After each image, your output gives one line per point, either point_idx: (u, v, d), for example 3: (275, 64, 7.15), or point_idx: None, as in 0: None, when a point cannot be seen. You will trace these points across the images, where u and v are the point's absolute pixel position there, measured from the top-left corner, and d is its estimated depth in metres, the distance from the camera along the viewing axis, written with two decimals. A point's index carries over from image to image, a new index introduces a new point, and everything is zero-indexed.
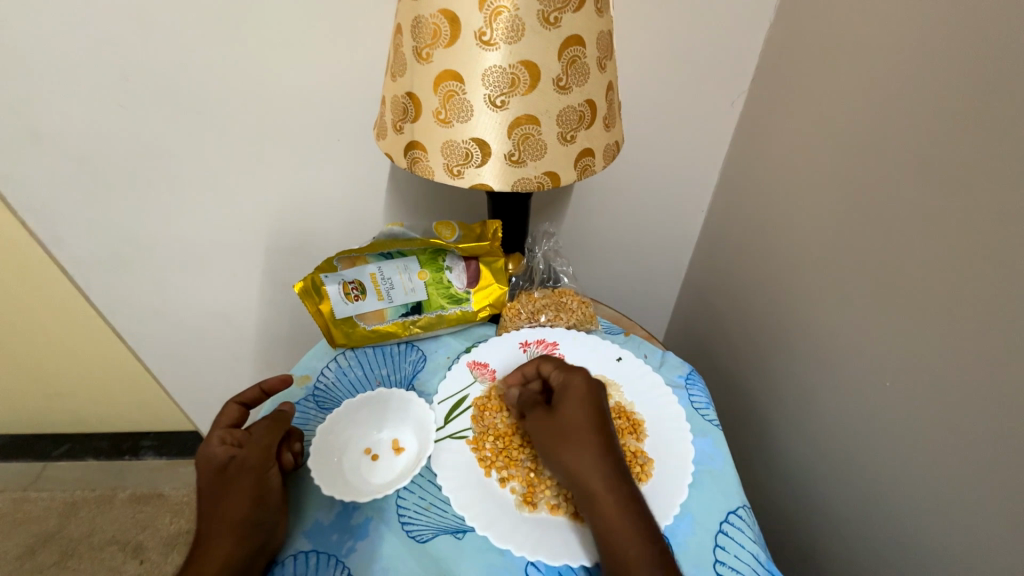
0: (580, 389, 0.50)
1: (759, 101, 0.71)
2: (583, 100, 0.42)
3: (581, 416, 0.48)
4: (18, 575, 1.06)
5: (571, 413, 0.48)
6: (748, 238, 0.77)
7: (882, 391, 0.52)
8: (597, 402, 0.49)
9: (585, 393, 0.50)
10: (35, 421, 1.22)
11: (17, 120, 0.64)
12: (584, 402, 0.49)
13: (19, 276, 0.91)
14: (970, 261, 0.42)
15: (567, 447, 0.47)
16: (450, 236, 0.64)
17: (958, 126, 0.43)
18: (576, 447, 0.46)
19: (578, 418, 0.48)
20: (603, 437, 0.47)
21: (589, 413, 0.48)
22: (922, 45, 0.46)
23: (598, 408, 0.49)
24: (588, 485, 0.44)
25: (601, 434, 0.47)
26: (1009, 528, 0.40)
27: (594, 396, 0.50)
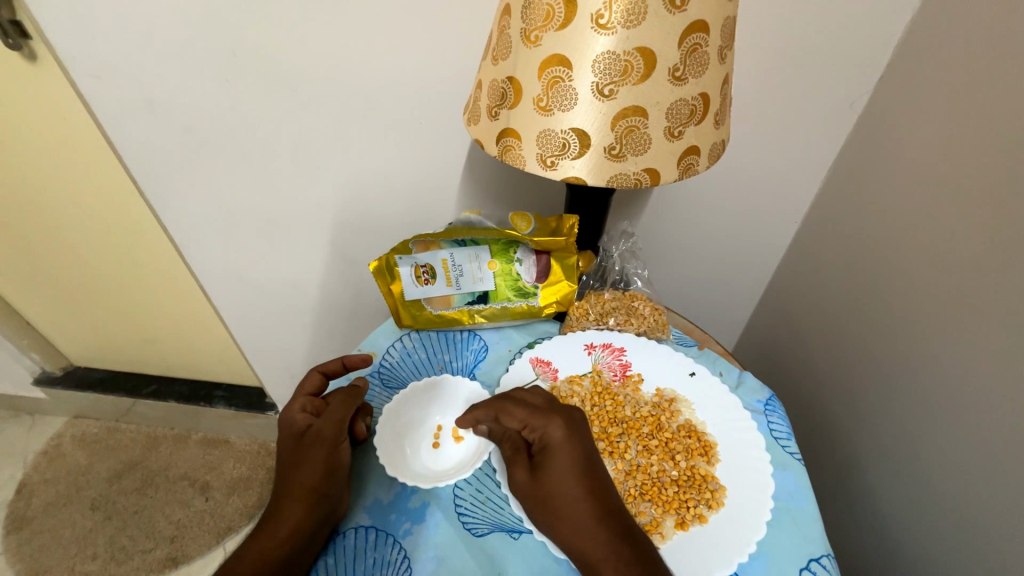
0: (558, 444, 0.46)
1: (883, 102, 0.63)
2: (697, 93, 0.39)
3: (565, 474, 0.44)
4: (108, 494, 1.20)
5: (554, 473, 0.44)
6: (850, 256, 0.69)
7: (1016, 452, 0.45)
8: (580, 457, 0.45)
9: (560, 447, 0.45)
10: (129, 361, 1.37)
11: (138, 90, 0.69)
12: (562, 458, 0.45)
13: (126, 231, 1.01)
14: None
15: (559, 514, 0.43)
16: (525, 228, 0.62)
17: None
18: (567, 511, 0.43)
19: (562, 477, 0.44)
20: (590, 497, 0.43)
21: (574, 470, 0.44)
22: None
23: (582, 462, 0.45)
24: (586, 551, 0.42)
25: (583, 492, 0.44)
26: None
27: (575, 449, 0.46)
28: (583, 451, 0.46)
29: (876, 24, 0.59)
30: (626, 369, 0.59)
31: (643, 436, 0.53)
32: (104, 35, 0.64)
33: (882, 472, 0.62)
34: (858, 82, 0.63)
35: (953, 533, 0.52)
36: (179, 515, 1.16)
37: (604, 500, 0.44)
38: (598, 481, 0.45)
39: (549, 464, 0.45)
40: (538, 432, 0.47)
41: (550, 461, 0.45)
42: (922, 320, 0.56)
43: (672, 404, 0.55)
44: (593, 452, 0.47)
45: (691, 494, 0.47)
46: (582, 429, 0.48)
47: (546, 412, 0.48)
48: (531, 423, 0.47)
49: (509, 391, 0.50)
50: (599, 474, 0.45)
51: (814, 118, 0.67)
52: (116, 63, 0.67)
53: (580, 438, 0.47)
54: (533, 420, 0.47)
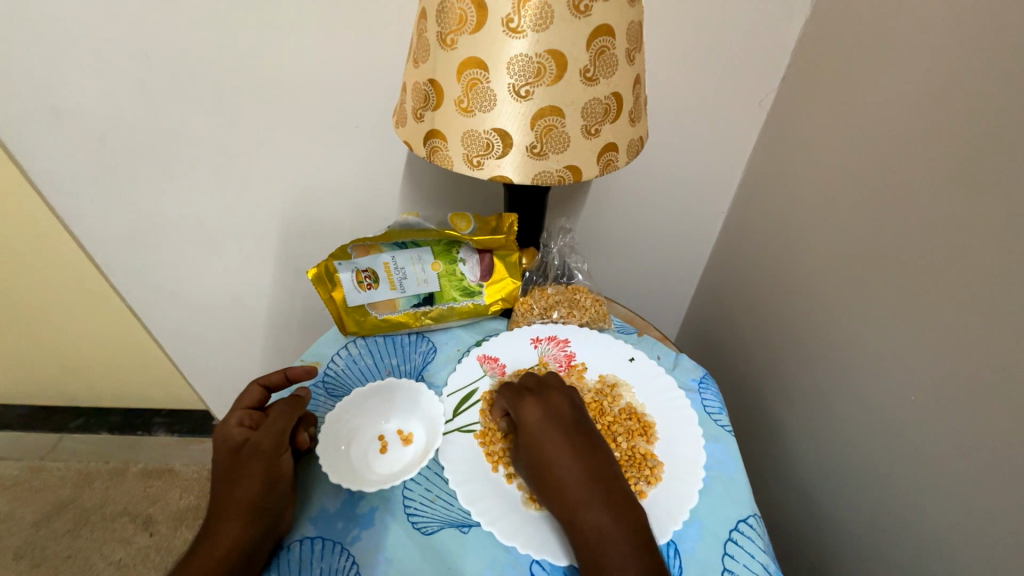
0: (530, 423, 0.49)
1: (787, 100, 0.69)
2: (609, 93, 0.41)
3: (546, 440, 0.48)
4: (34, 541, 1.09)
5: (528, 448, 0.48)
6: (769, 242, 0.75)
7: (908, 406, 0.51)
8: (552, 434, 0.48)
9: (531, 426, 0.49)
10: (52, 391, 1.25)
11: (40, 97, 0.64)
12: (534, 434, 0.48)
13: (38, 251, 0.93)
14: (1002, 278, 0.41)
15: (540, 484, 0.46)
16: (466, 227, 0.63)
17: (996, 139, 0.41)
18: (549, 471, 0.46)
19: (537, 452, 0.47)
20: (562, 469, 0.46)
21: (545, 446, 0.47)
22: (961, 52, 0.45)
23: (553, 439, 0.48)
24: (569, 507, 0.44)
25: (557, 465, 0.46)
26: None
27: (546, 428, 0.49)
28: (562, 427, 0.49)
29: (778, 28, 0.64)
30: (570, 359, 0.61)
31: None
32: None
33: (804, 437, 0.68)
34: (765, 82, 0.69)
35: (863, 485, 0.58)
36: (120, 555, 1.07)
37: (588, 460, 0.47)
38: (575, 454, 0.47)
39: (523, 441, 0.49)
40: (515, 413, 0.51)
41: (525, 438, 0.49)
42: (829, 295, 0.62)
43: (613, 389, 0.58)
44: (569, 428, 0.49)
45: (632, 472, 0.50)
46: (558, 409, 0.50)
47: (521, 396, 0.52)
48: (514, 402, 0.51)
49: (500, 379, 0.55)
50: (579, 447, 0.48)
51: (732, 115, 0.72)
52: (12, 69, 0.61)
53: (563, 415, 0.50)
54: (511, 402, 0.52)
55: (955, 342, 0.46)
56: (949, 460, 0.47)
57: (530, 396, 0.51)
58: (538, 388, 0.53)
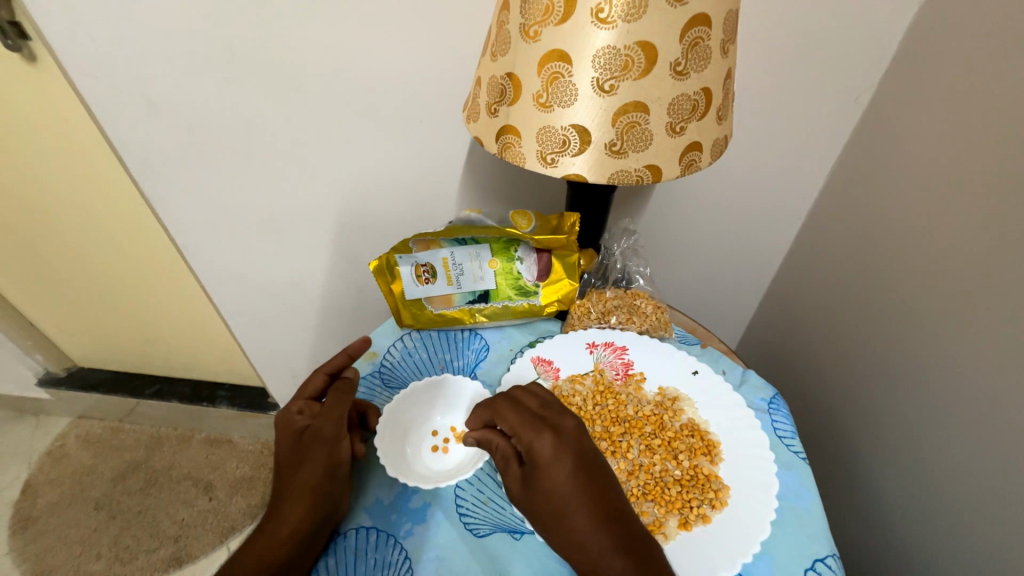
0: (547, 460, 0.43)
1: (887, 99, 0.62)
2: (699, 88, 0.38)
3: (559, 481, 0.43)
4: (112, 495, 1.20)
5: (547, 487, 0.43)
6: (854, 253, 0.68)
7: (1022, 451, 0.45)
8: (574, 472, 0.43)
9: (552, 463, 0.43)
10: (132, 360, 1.37)
11: (137, 90, 0.69)
12: (556, 473, 0.43)
13: (128, 232, 1.01)
14: None
15: (559, 526, 0.42)
16: (526, 226, 0.62)
17: None
18: (565, 515, 0.42)
19: (556, 492, 0.42)
20: (586, 509, 0.42)
21: (568, 486, 0.42)
22: None
23: (575, 479, 0.43)
24: (589, 556, 0.41)
25: (583, 507, 0.42)
26: None
27: (566, 466, 0.43)
28: (584, 463, 0.44)
29: (883, 17, 0.58)
30: (628, 367, 0.59)
31: (645, 436, 0.52)
32: (103, 37, 0.64)
33: (885, 471, 0.62)
34: (863, 78, 0.63)
35: (957, 532, 0.52)
36: (183, 514, 1.16)
37: (605, 502, 0.42)
38: (598, 494, 0.43)
39: (540, 479, 0.43)
40: (526, 446, 0.45)
41: (543, 476, 0.43)
42: (927, 317, 0.56)
43: (674, 403, 0.55)
44: (589, 464, 0.44)
45: (694, 494, 0.47)
46: (575, 441, 0.45)
47: (534, 426, 0.45)
48: (521, 435, 0.45)
49: (499, 402, 0.48)
50: (602, 488, 0.43)
51: (819, 114, 0.66)
52: (116, 65, 0.67)
53: (582, 450, 0.45)
54: (522, 434, 0.45)
55: None
56: None
57: (544, 425, 0.45)
58: (545, 414, 0.47)
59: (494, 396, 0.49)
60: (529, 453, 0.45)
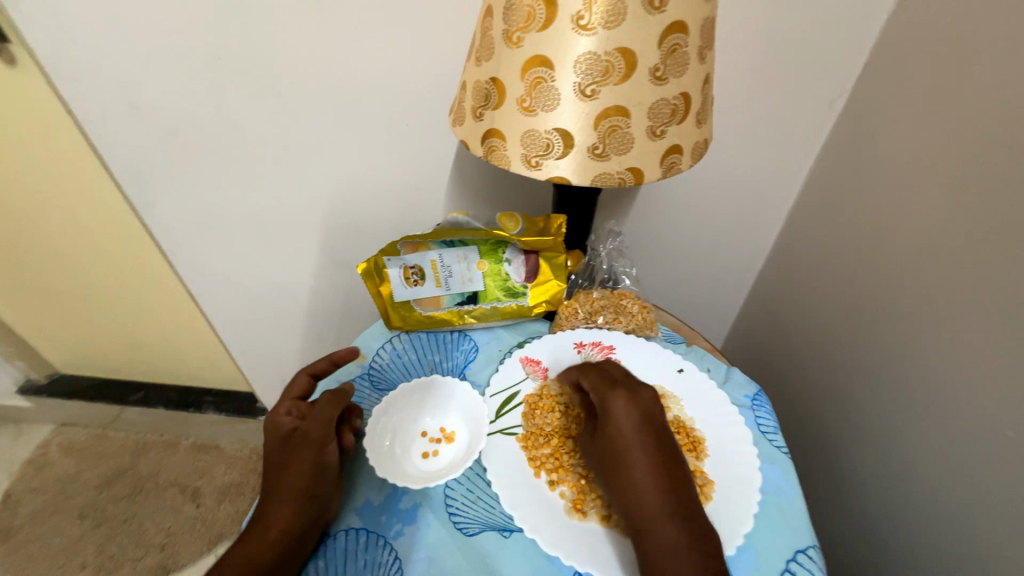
0: (620, 414, 0.47)
1: (862, 102, 0.64)
2: (678, 93, 0.39)
3: (628, 438, 0.46)
4: (96, 503, 1.18)
5: (616, 439, 0.46)
6: (834, 252, 0.70)
7: (995, 442, 0.46)
8: (644, 430, 0.46)
9: (628, 418, 0.47)
10: (117, 366, 1.35)
11: (120, 93, 0.68)
12: (629, 428, 0.46)
13: (111, 237, 1.00)
14: None
15: (624, 477, 0.45)
16: (513, 227, 0.63)
17: None
18: (628, 469, 0.45)
19: (624, 445, 0.46)
20: (654, 464, 0.45)
21: (637, 440, 0.46)
22: None
23: (643, 436, 0.46)
24: (644, 509, 0.43)
25: (654, 461, 0.45)
26: None
27: (637, 422, 0.46)
28: (658, 425, 0.47)
29: (857, 24, 0.59)
30: None
31: None
32: (85, 39, 0.63)
33: (865, 463, 0.64)
34: (839, 82, 0.65)
35: (934, 521, 0.53)
36: (170, 522, 1.15)
37: (668, 466, 0.45)
38: (661, 455, 0.45)
39: (611, 431, 0.47)
40: (602, 401, 0.49)
41: (612, 429, 0.47)
42: (902, 313, 0.57)
43: (661, 400, 0.56)
44: (659, 428, 0.47)
45: None
46: (650, 406, 0.48)
47: (611, 385, 0.49)
48: (599, 390, 0.49)
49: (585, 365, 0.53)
50: (669, 450, 0.46)
51: (797, 117, 0.68)
52: (98, 67, 0.66)
53: (659, 413, 0.48)
54: (600, 391, 0.49)
55: None
56: None
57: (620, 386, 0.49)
58: (626, 381, 0.50)
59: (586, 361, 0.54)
60: (602, 408, 0.48)
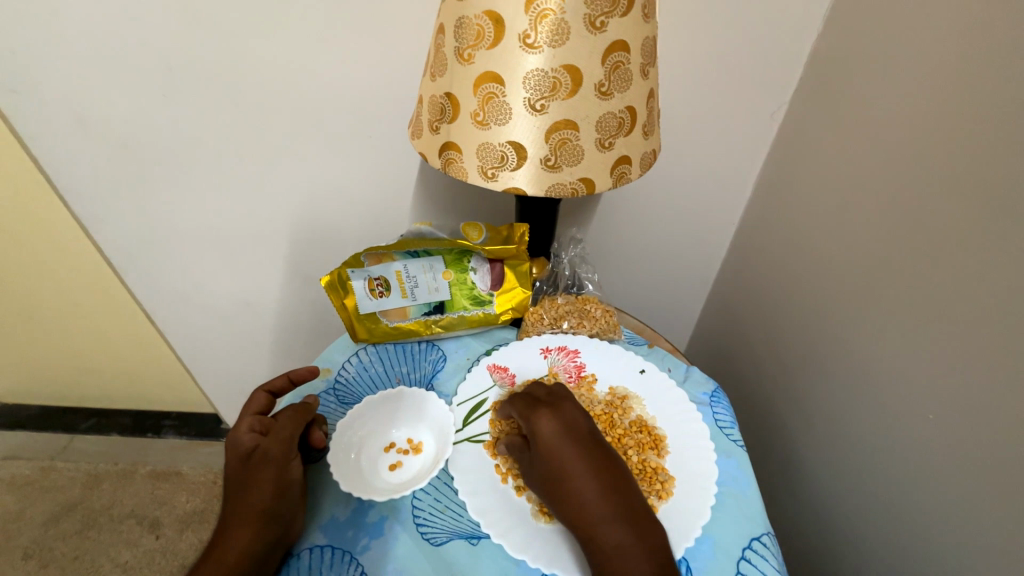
0: (547, 439, 0.47)
1: (799, 114, 0.69)
2: (623, 106, 0.42)
3: (562, 452, 0.46)
4: (43, 541, 1.10)
5: (548, 464, 0.46)
6: (781, 253, 0.74)
7: (925, 423, 0.50)
8: (573, 450, 0.47)
9: (555, 443, 0.47)
10: (68, 392, 1.27)
11: (66, 105, 0.66)
12: (558, 455, 0.46)
13: (58, 254, 0.95)
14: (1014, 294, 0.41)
15: (563, 502, 0.44)
16: (477, 237, 0.64)
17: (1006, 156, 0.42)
18: (570, 482, 0.45)
19: (557, 467, 0.46)
20: (594, 483, 0.45)
21: (565, 460, 0.46)
22: (973, 69, 0.45)
23: (573, 455, 0.46)
24: (588, 524, 0.43)
25: (591, 483, 0.45)
26: None
27: (564, 444, 0.47)
28: (585, 443, 0.47)
29: (791, 41, 0.65)
30: (580, 370, 0.61)
31: None
32: (27, 50, 0.61)
33: (817, 453, 0.67)
34: (777, 95, 0.70)
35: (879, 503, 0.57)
36: (126, 557, 1.08)
37: (609, 473, 0.46)
38: (595, 473, 0.45)
39: (541, 457, 0.47)
40: (530, 429, 0.49)
41: (541, 455, 0.47)
42: (841, 308, 0.61)
43: (624, 401, 0.57)
44: (587, 443, 0.48)
45: (643, 487, 0.49)
46: (571, 424, 0.49)
47: (534, 410, 0.50)
48: (527, 413, 0.50)
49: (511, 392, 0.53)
50: (606, 463, 0.46)
51: (742, 127, 0.72)
52: (41, 78, 0.63)
53: (583, 429, 0.49)
54: (525, 416, 0.50)
55: (974, 360, 0.45)
56: (968, 480, 0.45)
57: (543, 410, 0.50)
58: (551, 400, 0.51)
59: (512, 392, 0.54)
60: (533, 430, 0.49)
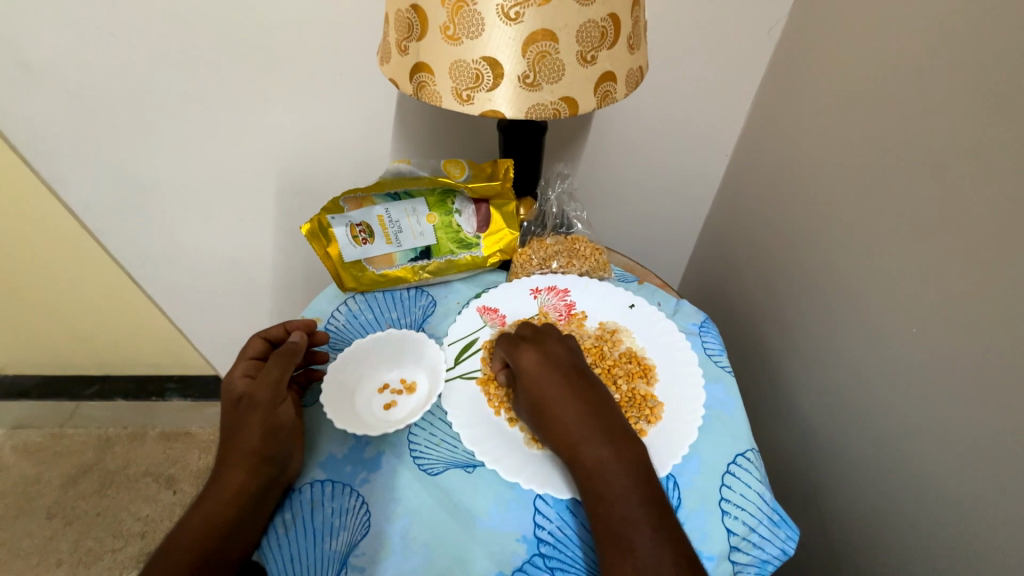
0: (530, 369, 0.48)
1: (797, 30, 0.65)
2: (606, 14, 0.38)
3: (546, 383, 0.47)
4: (64, 501, 1.14)
5: (531, 392, 0.48)
6: (773, 183, 0.72)
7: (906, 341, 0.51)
8: (555, 377, 0.48)
9: (537, 372, 0.48)
10: (66, 360, 1.28)
11: (6, 49, 0.61)
12: (540, 382, 0.48)
13: (31, 219, 0.92)
14: (996, 205, 0.41)
15: (545, 425, 0.46)
16: (460, 174, 0.61)
17: (1004, 56, 0.40)
18: (551, 410, 0.46)
19: (539, 393, 0.47)
20: (575, 406, 0.46)
21: (547, 387, 0.47)
22: None
23: (556, 382, 0.48)
24: (569, 445, 0.44)
25: (572, 406, 0.46)
26: (1001, 469, 0.41)
27: (546, 371, 0.48)
28: (568, 371, 0.49)
29: None
30: (570, 308, 0.61)
31: None
32: None
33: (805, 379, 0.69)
34: (773, 11, 0.65)
35: None
36: (147, 511, 1.12)
37: (590, 400, 0.47)
38: (578, 398, 0.47)
39: (525, 386, 0.48)
40: (514, 361, 0.50)
41: (526, 384, 0.48)
42: (829, 235, 0.61)
43: (614, 334, 0.57)
44: (570, 371, 0.49)
45: (632, 413, 0.50)
46: (555, 354, 0.50)
47: (519, 344, 0.51)
48: (509, 350, 0.51)
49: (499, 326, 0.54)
50: (588, 390, 0.48)
51: (734, 49, 0.68)
52: None
53: (567, 359, 0.50)
54: (511, 350, 0.51)
55: (953, 275, 0.45)
56: (937, 393, 0.47)
57: (527, 343, 0.51)
58: (535, 336, 0.52)
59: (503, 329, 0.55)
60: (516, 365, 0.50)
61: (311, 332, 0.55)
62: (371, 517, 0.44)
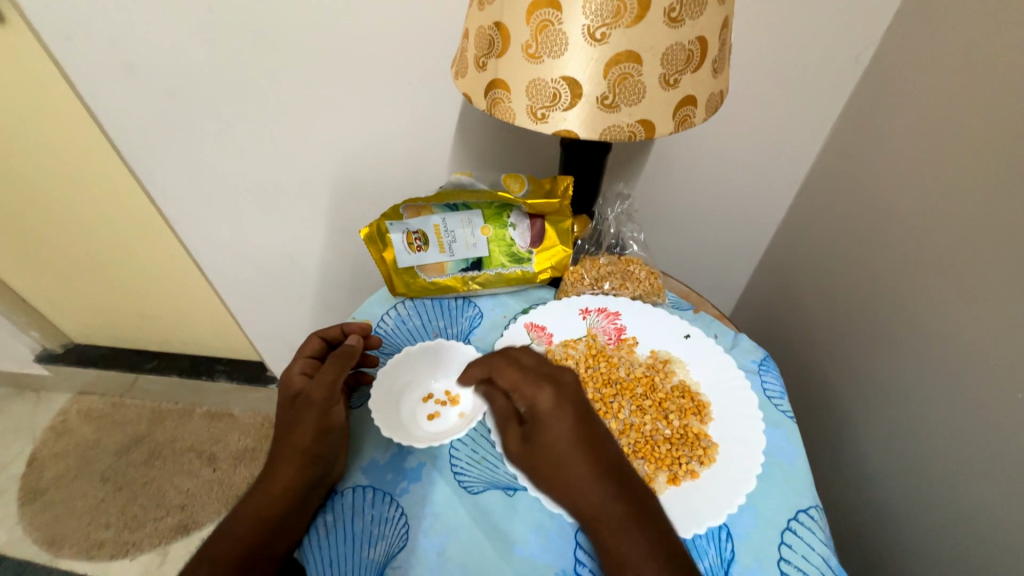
0: (547, 412, 0.44)
1: (891, 57, 0.61)
2: (694, 37, 0.37)
3: (564, 430, 0.43)
4: (117, 467, 1.22)
5: (546, 439, 0.43)
6: (854, 215, 0.68)
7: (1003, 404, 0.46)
8: (573, 424, 0.43)
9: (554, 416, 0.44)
10: (130, 336, 1.37)
11: (114, 51, 0.66)
12: (557, 429, 0.43)
13: (116, 204, 1.00)
14: None
15: (560, 479, 0.42)
16: (518, 188, 0.61)
17: None
18: (567, 463, 0.42)
19: (556, 441, 0.43)
20: (594, 459, 0.42)
21: (565, 434, 0.43)
22: None
23: (573, 429, 0.43)
24: (588, 503, 0.41)
25: (590, 460, 0.42)
26: None
27: (564, 415, 0.44)
28: (585, 417, 0.44)
29: None
30: (620, 332, 0.59)
31: (637, 397, 0.53)
32: None
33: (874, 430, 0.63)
34: (864, 36, 0.61)
35: (946, 485, 0.53)
36: (188, 485, 1.18)
37: (607, 452, 0.43)
38: (596, 449, 0.43)
39: (540, 430, 0.44)
40: (528, 401, 0.45)
41: (542, 429, 0.44)
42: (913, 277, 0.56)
43: (666, 365, 0.55)
44: (586, 416, 0.45)
45: (683, 451, 0.48)
46: (572, 395, 0.46)
47: (533, 381, 0.46)
48: (524, 388, 0.46)
49: (499, 359, 0.49)
50: (605, 440, 0.44)
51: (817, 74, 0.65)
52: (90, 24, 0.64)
53: (584, 402, 0.46)
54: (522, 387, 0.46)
55: None
56: None
57: (543, 380, 0.46)
58: (550, 373, 0.47)
59: (502, 355, 0.50)
60: (531, 407, 0.45)
61: (366, 337, 0.56)
62: (410, 530, 0.44)
